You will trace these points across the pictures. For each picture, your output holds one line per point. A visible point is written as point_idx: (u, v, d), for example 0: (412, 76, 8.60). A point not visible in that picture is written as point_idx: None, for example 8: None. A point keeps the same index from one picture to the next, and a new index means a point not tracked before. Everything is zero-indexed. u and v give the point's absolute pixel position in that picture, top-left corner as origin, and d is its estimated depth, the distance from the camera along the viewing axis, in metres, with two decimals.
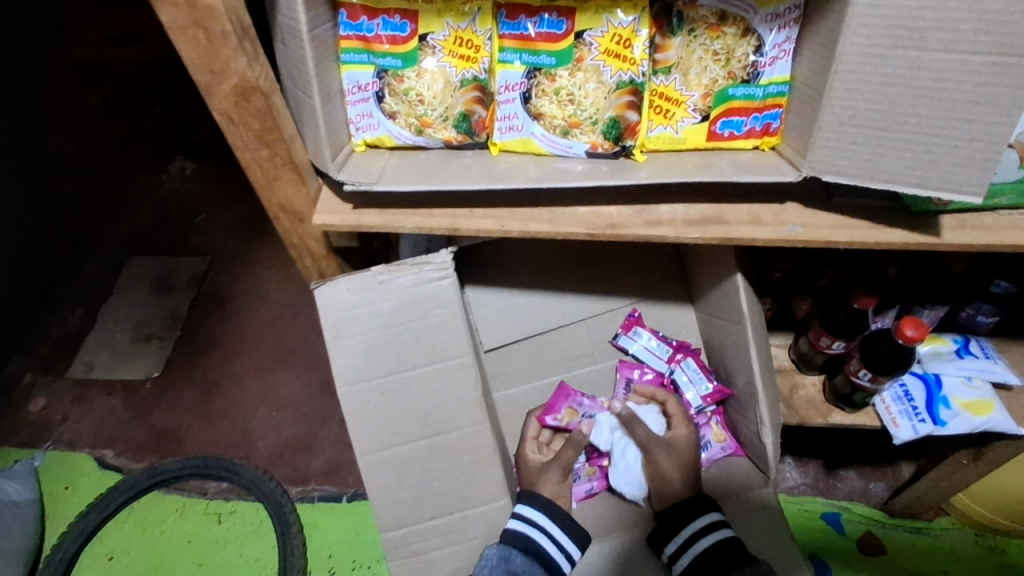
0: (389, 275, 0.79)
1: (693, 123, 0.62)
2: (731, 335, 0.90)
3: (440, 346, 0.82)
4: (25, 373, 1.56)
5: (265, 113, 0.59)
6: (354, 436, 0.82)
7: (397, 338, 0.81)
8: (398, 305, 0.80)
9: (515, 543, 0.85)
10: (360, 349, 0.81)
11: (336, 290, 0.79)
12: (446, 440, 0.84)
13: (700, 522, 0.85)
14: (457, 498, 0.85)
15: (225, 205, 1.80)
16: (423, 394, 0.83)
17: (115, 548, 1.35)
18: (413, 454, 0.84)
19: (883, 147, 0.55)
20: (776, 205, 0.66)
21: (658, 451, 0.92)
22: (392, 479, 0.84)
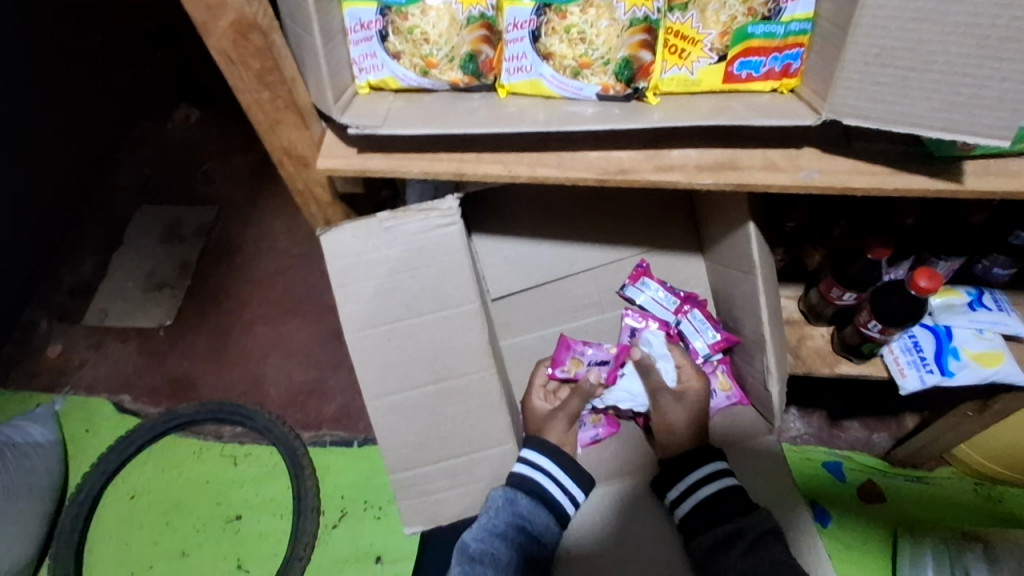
0: (395, 221, 0.78)
1: (709, 63, 0.60)
2: (740, 286, 0.90)
3: (447, 293, 0.82)
4: (42, 319, 1.59)
5: (266, 51, 0.57)
6: (363, 381, 0.83)
7: (404, 285, 0.81)
8: (404, 252, 0.80)
9: (521, 487, 0.88)
10: (367, 296, 0.81)
11: (342, 237, 0.78)
12: (453, 386, 0.85)
13: (703, 471, 0.87)
14: (464, 442, 0.87)
15: (231, 153, 1.78)
16: (430, 341, 0.83)
17: (136, 487, 1.40)
18: (421, 399, 0.85)
19: (908, 88, 0.52)
20: (792, 150, 0.64)
21: (662, 400, 0.93)
22: (401, 423, 0.85)
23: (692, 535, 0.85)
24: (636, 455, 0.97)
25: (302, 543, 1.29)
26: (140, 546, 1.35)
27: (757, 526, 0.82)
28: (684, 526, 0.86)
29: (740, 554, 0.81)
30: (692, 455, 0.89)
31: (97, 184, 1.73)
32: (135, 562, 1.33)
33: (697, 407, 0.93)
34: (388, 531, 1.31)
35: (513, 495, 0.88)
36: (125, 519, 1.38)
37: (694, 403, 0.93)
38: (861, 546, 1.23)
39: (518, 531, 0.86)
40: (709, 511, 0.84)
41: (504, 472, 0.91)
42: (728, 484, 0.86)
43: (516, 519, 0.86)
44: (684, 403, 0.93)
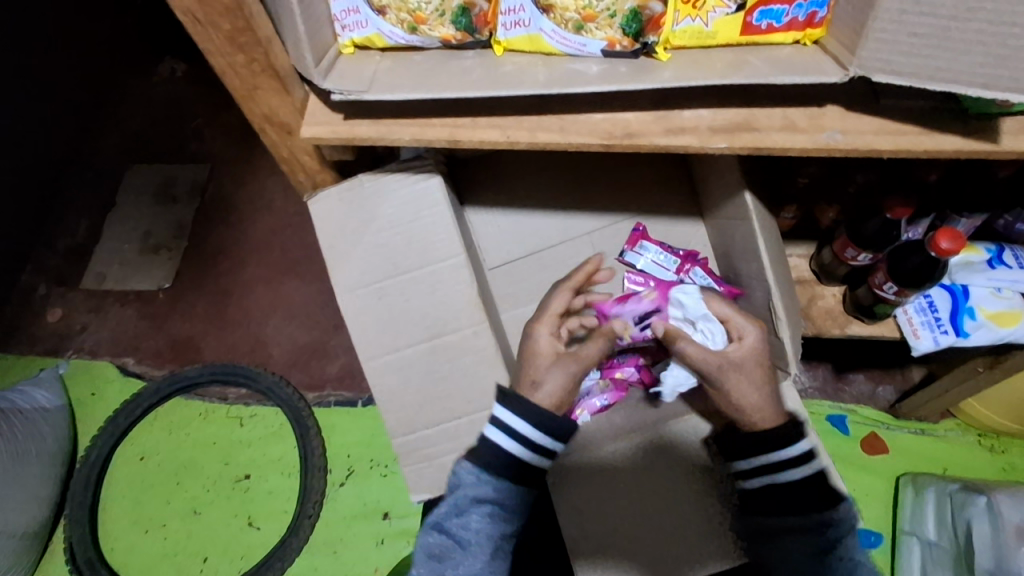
0: (377, 181, 0.77)
1: (726, 14, 0.54)
2: (737, 233, 0.86)
3: (430, 246, 0.79)
4: (40, 283, 1.57)
5: (235, 9, 0.51)
6: (356, 341, 0.81)
7: (390, 246, 0.79)
8: (389, 210, 0.78)
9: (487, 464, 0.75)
10: (356, 257, 0.79)
11: (329, 202, 0.78)
12: (445, 342, 0.81)
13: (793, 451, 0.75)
14: (461, 401, 0.82)
15: (222, 108, 1.71)
16: (419, 297, 0.80)
17: (146, 449, 1.41)
18: (415, 357, 0.81)
19: (948, 40, 0.47)
20: (814, 109, 0.59)
21: (723, 368, 0.76)
22: (398, 383, 0.82)
23: (753, 511, 0.77)
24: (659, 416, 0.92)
25: (310, 500, 1.31)
26: (153, 505, 1.37)
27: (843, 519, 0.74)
28: (744, 496, 0.78)
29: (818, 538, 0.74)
30: (789, 432, 0.75)
31: (84, 141, 1.67)
32: (149, 521, 1.36)
33: (761, 369, 0.77)
34: (396, 488, 1.33)
35: (477, 475, 0.76)
36: (136, 480, 1.39)
37: (756, 365, 0.77)
38: (864, 498, 1.24)
39: (484, 518, 0.75)
40: (786, 495, 0.75)
41: None
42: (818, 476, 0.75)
43: (475, 506, 0.75)
44: (744, 370, 0.76)
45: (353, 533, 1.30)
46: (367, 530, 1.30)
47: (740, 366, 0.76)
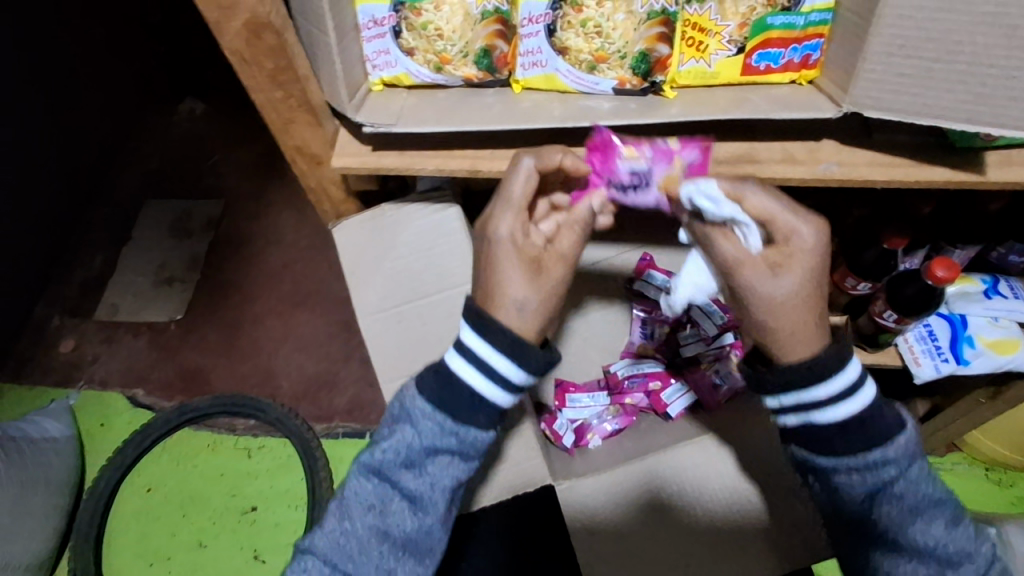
0: (399, 210, 0.81)
1: (728, 56, 0.58)
2: None
3: (447, 271, 0.82)
4: (54, 315, 1.60)
5: (278, 50, 0.56)
6: (376, 364, 0.83)
7: (410, 271, 0.82)
8: (408, 237, 0.82)
9: (439, 408, 0.60)
10: (377, 282, 0.82)
11: (352, 230, 0.81)
12: None
13: (831, 387, 0.57)
14: None
15: (238, 145, 1.77)
16: (435, 320, 0.83)
17: (153, 480, 1.42)
18: None
19: (932, 79, 0.52)
20: (811, 143, 0.63)
21: (751, 274, 0.54)
22: None
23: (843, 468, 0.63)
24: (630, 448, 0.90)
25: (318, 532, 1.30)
26: (157, 537, 1.37)
27: (894, 455, 0.59)
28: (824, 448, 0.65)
29: (863, 484, 0.60)
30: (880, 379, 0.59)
31: (103, 178, 1.73)
32: (154, 553, 1.35)
33: (808, 284, 0.54)
34: None
35: (430, 416, 0.61)
36: (142, 512, 1.39)
37: (808, 271, 0.53)
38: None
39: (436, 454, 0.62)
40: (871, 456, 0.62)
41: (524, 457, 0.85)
42: (873, 400, 0.60)
43: (433, 454, 0.62)
44: (780, 289, 0.53)
45: None
46: None
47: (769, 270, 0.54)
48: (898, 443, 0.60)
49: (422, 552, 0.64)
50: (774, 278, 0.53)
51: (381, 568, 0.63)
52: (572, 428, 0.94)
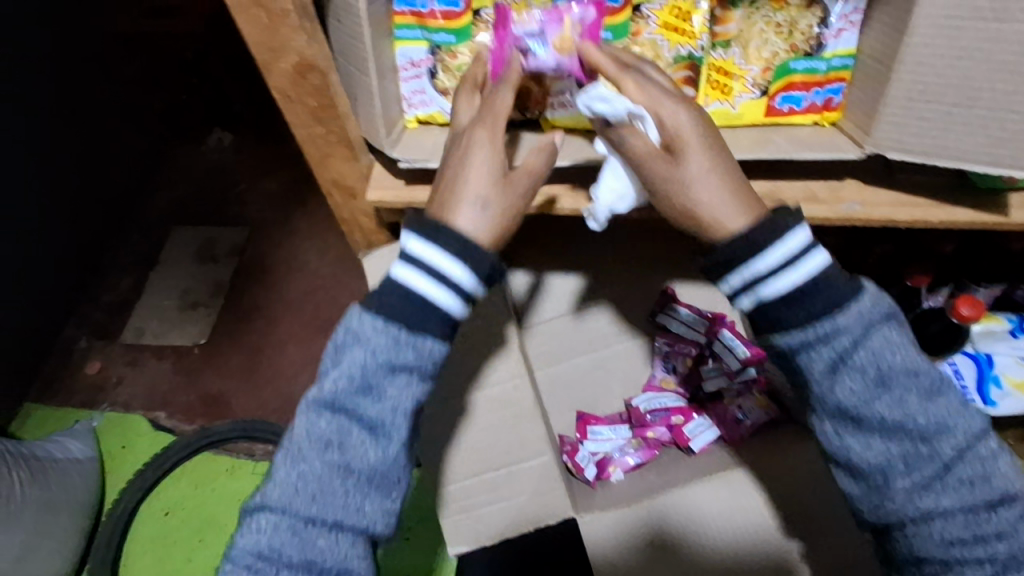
0: None
1: (751, 98, 0.61)
2: None
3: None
4: (82, 337, 1.64)
5: (322, 90, 0.59)
6: None
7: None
8: None
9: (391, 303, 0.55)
10: None
11: (381, 260, 0.82)
12: (487, 395, 0.85)
13: (771, 262, 0.53)
14: (501, 450, 0.83)
15: (265, 174, 1.82)
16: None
17: (170, 503, 1.42)
18: (457, 409, 0.84)
19: (951, 123, 0.54)
20: (834, 182, 0.64)
21: (659, 160, 0.55)
22: (440, 432, 0.83)
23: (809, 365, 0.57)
24: (649, 481, 0.87)
25: None
26: (172, 561, 1.37)
27: (853, 326, 0.55)
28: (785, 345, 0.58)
29: (826, 359, 0.56)
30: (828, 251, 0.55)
31: (135, 205, 1.79)
32: None
33: (713, 152, 0.55)
34: None
35: (378, 319, 0.55)
36: (159, 535, 1.40)
37: (706, 143, 0.55)
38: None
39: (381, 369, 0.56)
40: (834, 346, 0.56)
41: (546, 491, 0.83)
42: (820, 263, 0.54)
43: (392, 373, 0.55)
44: (695, 171, 0.54)
45: None
46: None
47: (673, 157, 0.55)
48: (857, 311, 0.55)
49: (388, 487, 0.58)
50: (677, 167, 0.54)
51: (349, 505, 0.57)
52: (594, 461, 0.92)
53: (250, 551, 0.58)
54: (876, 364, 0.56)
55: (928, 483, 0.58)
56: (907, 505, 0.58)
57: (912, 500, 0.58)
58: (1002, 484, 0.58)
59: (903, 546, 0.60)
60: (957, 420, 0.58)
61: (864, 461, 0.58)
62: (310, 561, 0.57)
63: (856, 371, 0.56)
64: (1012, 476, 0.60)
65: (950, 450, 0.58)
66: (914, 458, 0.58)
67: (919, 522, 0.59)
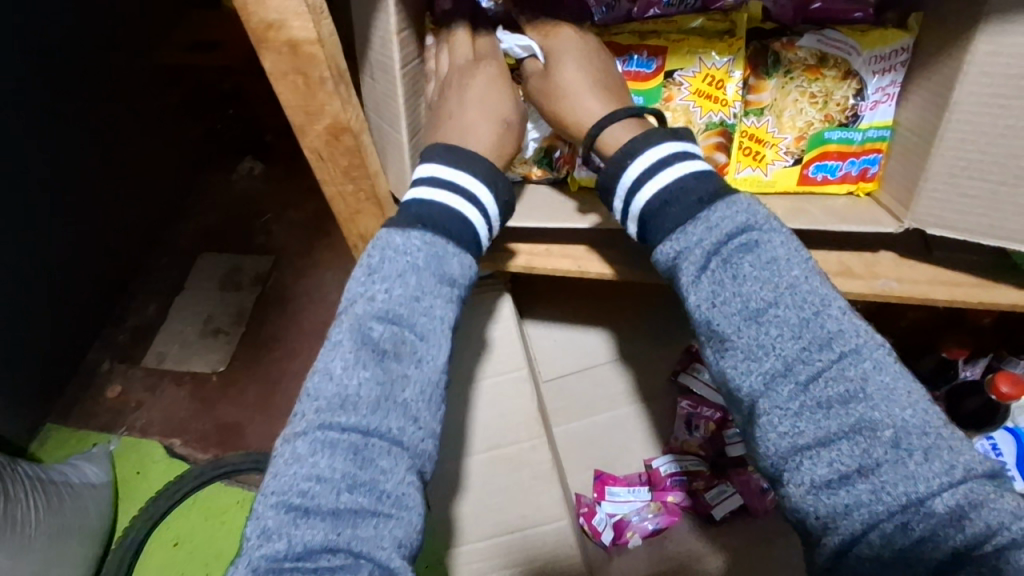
0: None
1: (785, 165, 0.71)
2: None
3: (502, 357, 0.85)
4: (104, 360, 1.66)
5: (354, 151, 0.60)
6: None
7: (464, 355, 0.85)
8: (462, 327, 0.86)
9: (430, 219, 0.60)
10: None
11: None
12: (504, 453, 0.83)
13: (634, 176, 0.63)
14: (517, 514, 0.81)
15: (293, 205, 1.85)
16: (486, 406, 0.84)
17: (180, 534, 1.42)
18: (472, 467, 0.82)
19: (999, 200, 0.60)
20: (869, 256, 0.66)
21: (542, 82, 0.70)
22: (455, 491, 0.82)
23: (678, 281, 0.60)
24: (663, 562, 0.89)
25: None
26: None
27: (713, 228, 0.58)
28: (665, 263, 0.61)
29: (696, 266, 0.58)
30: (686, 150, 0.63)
31: (164, 230, 1.82)
32: None
33: (591, 63, 0.68)
34: None
35: (422, 238, 0.59)
36: (166, 566, 1.39)
37: (591, 56, 0.69)
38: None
39: (416, 275, 0.58)
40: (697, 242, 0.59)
41: (562, 557, 0.80)
42: (686, 174, 0.61)
43: (441, 284, 0.58)
44: (573, 77, 0.68)
45: None
46: None
47: (545, 73, 0.69)
48: (708, 221, 0.58)
49: (436, 404, 0.57)
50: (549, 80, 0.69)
51: (406, 415, 0.55)
52: (611, 524, 0.91)
53: (302, 480, 0.51)
54: (726, 265, 0.57)
55: (789, 405, 0.53)
56: (771, 431, 0.54)
57: (771, 425, 0.53)
58: (866, 412, 0.51)
59: (784, 493, 0.54)
60: (826, 331, 0.54)
61: (733, 381, 0.56)
62: (370, 483, 0.52)
63: (714, 278, 0.57)
64: (900, 413, 0.51)
65: (810, 370, 0.53)
66: (776, 376, 0.54)
67: (790, 457, 0.53)
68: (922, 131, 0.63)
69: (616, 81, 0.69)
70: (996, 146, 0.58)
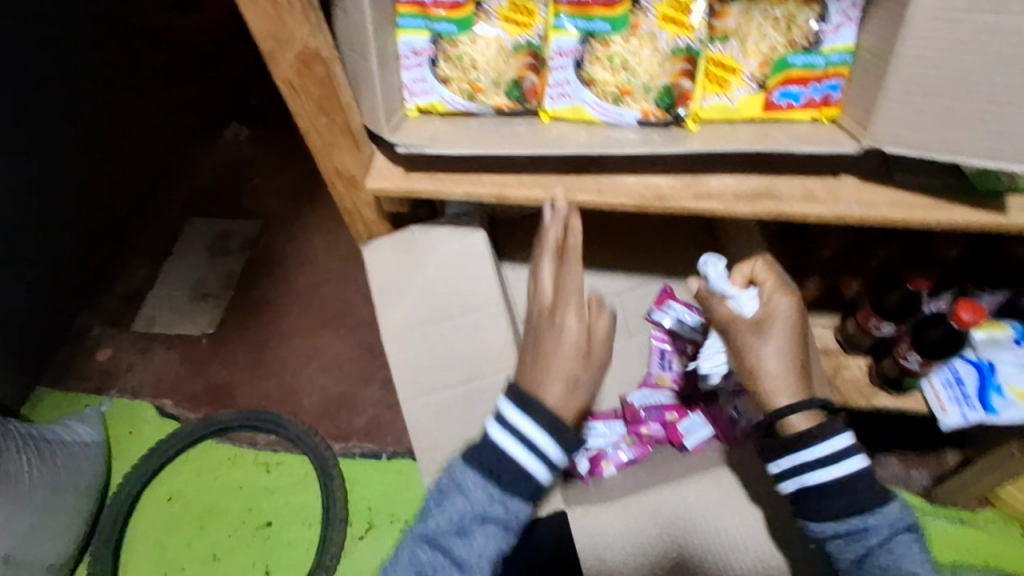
0: (429, 233, 0.83)
1: (749, 93, 0.60)
2: None
3: (472, 293, 0.84)
4: (94, 325, 1.66)
5: (326, 81, 0.61)
6: (398, 378, 0.83)
7: (433, 292, 0.83)
8: (439, 260, 0.83)
9: (542, 449, 0.69)
10: (406, 300, 0.83)
11: (383, 250, 0.83)
12: (480, 386, 0.83)
13: (818, 455, 0.71)
14: None
15: (279, 169, 1.85)
16: (459, 342, 0.83)
17: (174, 490, 1.43)
18: (450, 399, 0.84)
19: (952, 118, 0.52)
20: (831, 180, 0.64)
21: None
22: (434, 423, 0.84)
23: None
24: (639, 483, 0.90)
25: (328, 553, 1.30)
26: (175, 548, 1.37)
27: (885, 525, 0.72)
28: None
29: (852, 550, 0.73)
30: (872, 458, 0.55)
31: (150, 196, 1.81)
32: (168, 563, 1.36)
33: None
34: None
35: (536, 455, 0.69)
36: (161, 521, 1.40)
37: None
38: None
39: None
40: None
41: None
42: None
43: None
44: None
45: None
46: None
47: None
48: None
49: None
50: None
51: None
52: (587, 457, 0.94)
53: None
54: (882, 559, 0.72)
55: None
56: None
57: None
58: None
59: None
60: None
61: None
62: None
63: None
64: None
65: None
66: None
67: None
68: (880, 53, 0.54)
69: (798, 324, 0.74)
70: (953, 63, 0.50)
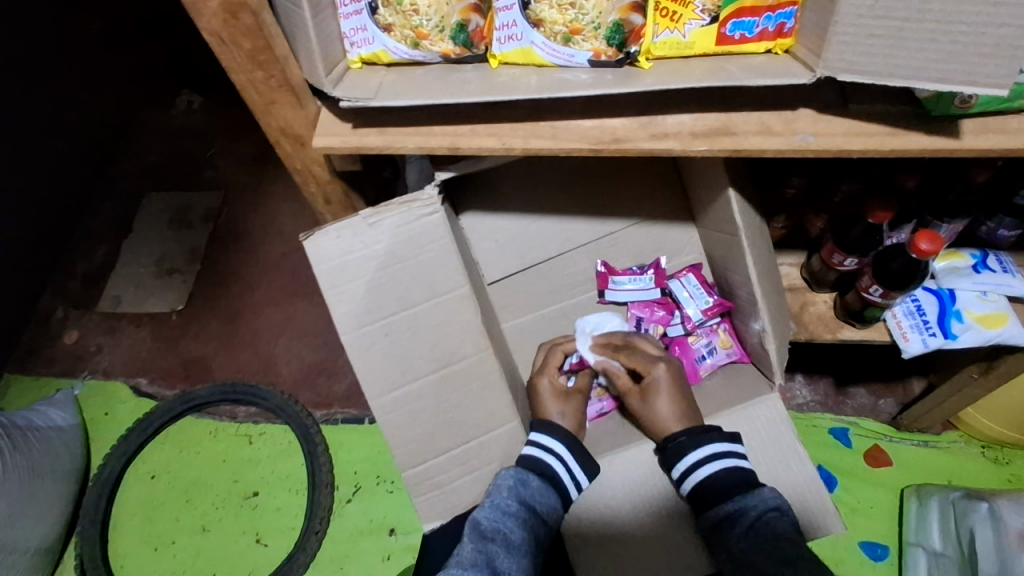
0: (379, 217, 0.75)
1: (702, 26, 0.58)
2: (727, 247, 0.87)
3: (435, 279, 0.78)
4: (57, 308, 1.61)
5: (256, 31, 0.58)
6: (362, 377, 0.79)
7: (392, 280, 0.77)
8: (393, 245, 0.76)
9: (579, 471, 0.83)
10: (361, 294, 0.77)
11: (328, 241, 0.75)
12: (454, 371, 0.80)
13: (712, 468, 0.77)
14: (469, 426, 0.82)
15: (237, 137, 1.78)
16: (426, 330, 0.79)
17: (156, 467, 1.42)
18: (424, 388, 0.80)
19: (903, 38, 0.51)
20: (788, 113, 0.64)
21: None
22: (406, 418, 0.81)
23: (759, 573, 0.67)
24: (614, 440, 0.89)
25: (317, 516, 1.31)
26: (162, 523, 1.37)
27: (758, 504, 0.74)
28: None
29: (743, 538, 0.72)
30: None
31: (103, 171, 1.73)
32: (158, 538, 1.36)
33: None
34: (402, 503, 1.33)
35: (575, 478, 0.82)
36: (147, 498, 1.40)
37: None
38: (854, 508, 1.18)
39: None
40: None
41: (513, 453, 0.85)
42: None
43: None
44: None
45: (360, 550, 1.30)
46: (376, 545, 1.30)
47: None
48: None
49: None
50: None
51: None
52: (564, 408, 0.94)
53: None
54: (769, 537, 0.71)
55: None
56: None
57: None
58: None
59: None
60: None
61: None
62: None
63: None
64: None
65: None
66: None
67: None
68: None
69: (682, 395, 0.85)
70: None
